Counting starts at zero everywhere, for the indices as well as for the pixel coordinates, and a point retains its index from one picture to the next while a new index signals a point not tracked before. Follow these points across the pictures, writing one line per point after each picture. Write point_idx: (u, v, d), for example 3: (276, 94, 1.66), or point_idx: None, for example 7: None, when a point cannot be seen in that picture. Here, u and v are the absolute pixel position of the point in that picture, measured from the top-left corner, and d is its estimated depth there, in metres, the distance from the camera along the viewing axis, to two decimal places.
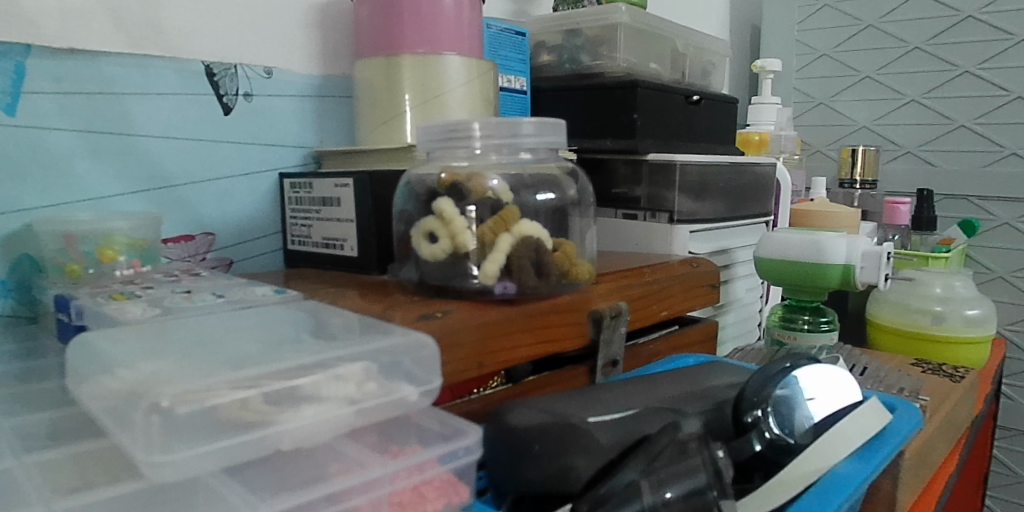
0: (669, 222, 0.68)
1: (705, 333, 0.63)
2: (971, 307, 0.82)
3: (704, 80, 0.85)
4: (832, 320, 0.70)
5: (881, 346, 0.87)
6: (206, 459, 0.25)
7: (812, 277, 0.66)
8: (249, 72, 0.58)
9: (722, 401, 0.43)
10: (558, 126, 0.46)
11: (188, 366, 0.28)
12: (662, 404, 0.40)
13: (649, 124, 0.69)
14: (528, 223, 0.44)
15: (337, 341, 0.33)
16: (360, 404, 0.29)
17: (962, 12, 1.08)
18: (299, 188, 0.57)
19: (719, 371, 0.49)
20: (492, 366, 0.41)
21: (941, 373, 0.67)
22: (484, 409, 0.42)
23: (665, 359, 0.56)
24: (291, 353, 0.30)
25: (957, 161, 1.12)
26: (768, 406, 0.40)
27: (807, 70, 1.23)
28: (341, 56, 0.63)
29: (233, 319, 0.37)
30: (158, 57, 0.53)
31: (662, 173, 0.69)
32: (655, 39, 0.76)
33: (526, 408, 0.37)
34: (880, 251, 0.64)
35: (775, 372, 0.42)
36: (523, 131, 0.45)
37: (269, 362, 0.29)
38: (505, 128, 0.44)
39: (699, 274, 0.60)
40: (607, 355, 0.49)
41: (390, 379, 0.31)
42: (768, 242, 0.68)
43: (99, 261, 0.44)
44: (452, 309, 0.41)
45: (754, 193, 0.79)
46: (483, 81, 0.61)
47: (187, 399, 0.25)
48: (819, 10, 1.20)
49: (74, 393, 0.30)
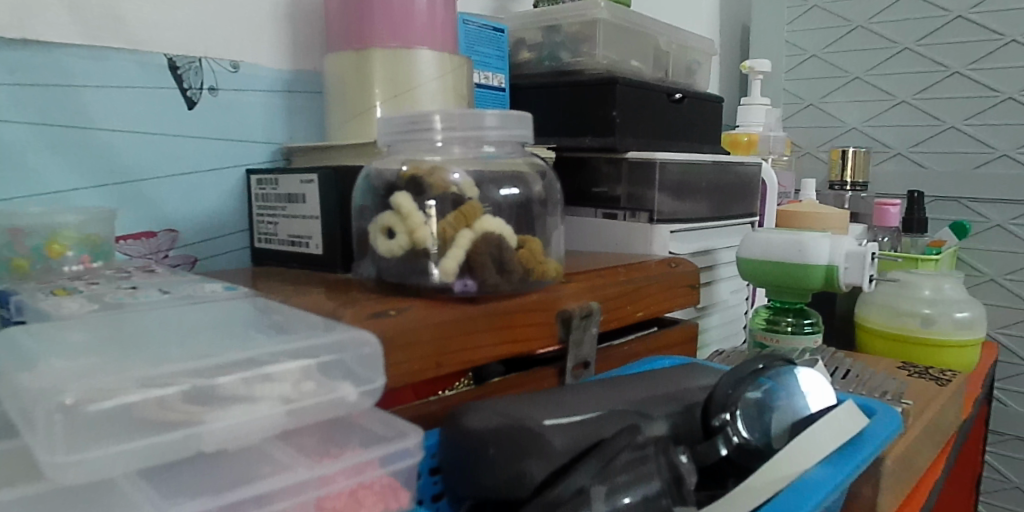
0: (649, 222, 0.67)
1: (684, 334, 0.61)
2: (961, 309, 0.81)
3: (689, 79, 0.84)
4: (816, 322, 0.68)
5: (868, 349, 0.85)
6: (116, 460, 0.24)
7: (795, 278, 0.65)
8: (215, 65, 0.56)
9: (692, 403, 0.42)
10: (523, 119, 0.44)
11: (109, 363, 0.27)
12: (627, 406, 0.39)
13: (628, 122, 0.68)
14: (492, 219, 0.43)
15: (276, 338, 0.31)
16: (294, 404, 0.28)
17: (952, 12, 1.07)
18: (265, 184, 0.56)
19: (692, 373, 0.47)
20: (451, 366, 0.39)
21: (927, 376, 0.66)
22: (443, 411, 0.41)
23: (641, 361, 0.54)
24: (224, 350, 0.29)
25: (949, 162, 1.10)
26: (737, 409, 0.38)
27: (797, 71, 1.22)
28: (312, 50, 0.62)
29: (175, 314, 0.35)
30: (117, 49, 0.51)
31: (642, 172, 0.67)
32: (637, 36, 0.75)
33: (482, 410, 0.36)
34: (864, 251, 0.63)
35: (749, 373, 0.41)
36: (487, 124, 0.43)
37: (197, 359, 0.27)
38: (468, 120, 0.43)
39: (676, 274, 0.59)
40: (576, 356, 0.47)
41: (329, 377, 0.30)
42: (750, 242, 0.67)
43: (46, 256, 0.43)
44: (409, 307, 0.39)
45: (739, 193, 0.78)
46: (456, 76, 0.60)
47: (97, 397, 0.24)
48: (809, 11, 1.19)
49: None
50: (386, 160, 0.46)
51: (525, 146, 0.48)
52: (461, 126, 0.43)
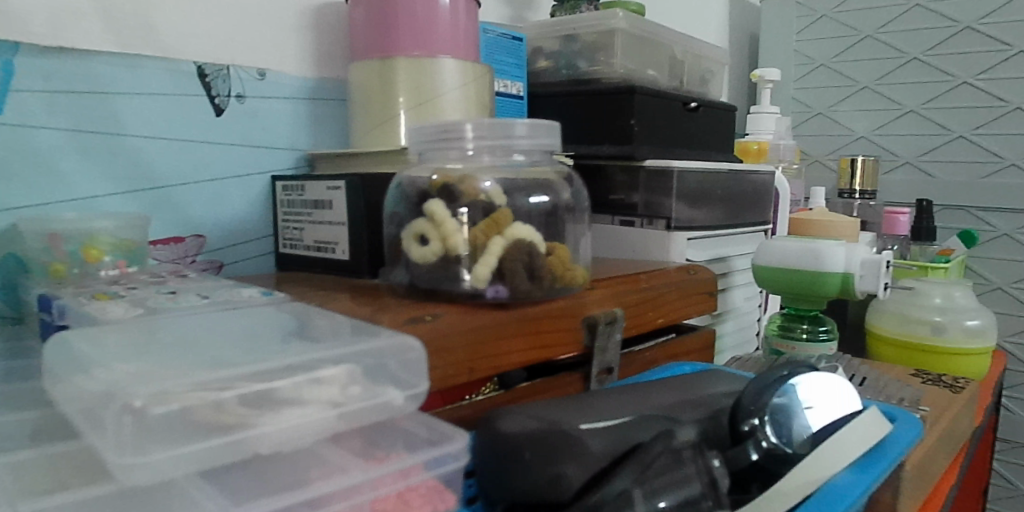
0: (666, 229, 0.68)
1: (703, 341, 0.62)
2: (971, 317, 0.81)
3: (703, 87, 0.85)
4: (831, 330, 0.69)
5: (880, 357, 0.86)
6: (179, 462, 0.24)
7: (811, 286, 0.65)
8: (242, 73, 0.57)
9: (719, 409, 0.42)
10: (552, 128, 0.45)
11: (165, 367, 0.28)
12: (657, 411, 0.39)
13: (646, 131, 0.69)
14: (522, 226, 0.44)
15: (321, 343, 0.32)
16: (343, 408, 0.29)
17: (960, 23, 1.08)
18: (291, 190, 0.57)
19: (715, 380, 0.48)
20: (483, 371, 0.40)
21: (940, 384, 0.66)
22: (475, 415, 0.41)
23: (661, 367, 0.55)
24: (273, 355, 0.29)
25: (957, 172, 1.11)
26: (766, 414, 0.39)
27: (805, 80, 1.23)
28: (336, 58, 0.63)
29: (217, 319, 0.36)
30: (149, 57, 0.52)
31: (659, 180, 0.68)
32: (653, 46, 0.76)
33: (516, 414, 0.36)
34: (879, 259, 0.63)
35: (775, 379, 0.41)
36: (517, 133, 0.44)
37: (250, 363, 0.28)
38: (498, 129, 0.43)
39: (695, 281, 0.60)
40: (601, 362, 0.48)
41: (375, 382, 0.30)
42: (766, 250, 0.68)
43: (83, 261, 0.44)
44: (442, 313, 0.40)
45: (753, 201, 0.79)
46: (478, 85, 0.61)
47: (161, 400, 0.25)
48: (818, 21, 1.20)
49: (50, 394, 0.30)
50: (416, 169, 0.46)
51: (551, 155, 0.49)
52: (491, 135, 0.43)
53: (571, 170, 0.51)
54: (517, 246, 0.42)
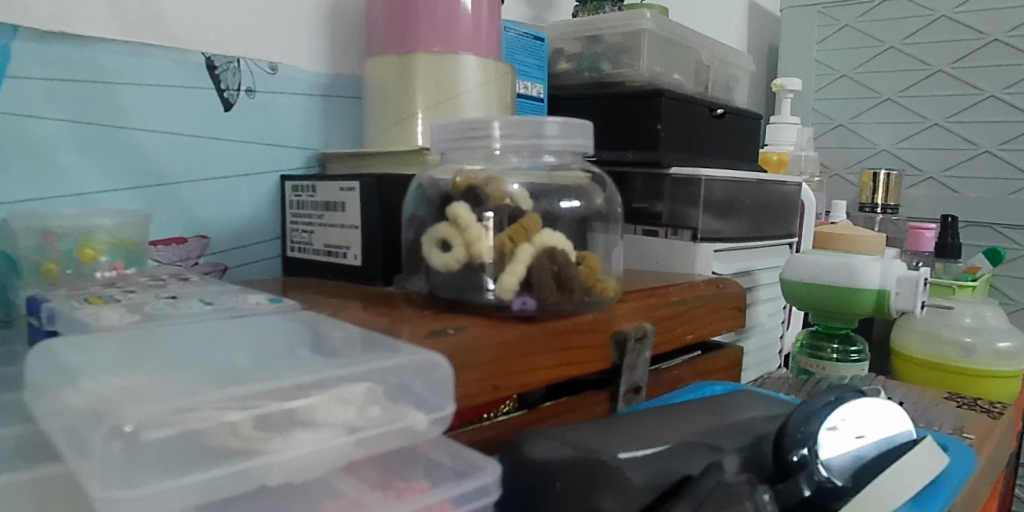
0: (692, 240, 0.65)
1: (730, 359, 0.59)
2: (1003, 339, 0.78)
3: (727, 95, 0.82)
4: (863, 350, 0.66)
5: (906, 377, 0.82)
6: (178, 496, 0.21)
7: (843, 303, 0.62)
8: (253, 66, 0.54)
9: (761, 436, 0.39)
10: (585, 127, 0.42)
11: (163, 383, 0.24)
12: (697, 438, 0.36)
13: (672, 137, 0.65)
14: (551, 233, 0.41)
15: (336, 358, 0.29)
16: (361, 433, 0.25)
17: (988, 35, 1.05)
18: (301, 191, 0.54)
19: (752, 403, 0.45)
20: (508, 390, 0.37)
21: (978, 408, 0.63)
22: (497, 437, 0.38)
23: (689, 386, 0.52)
24: (284, 371, 0.26)
25: (982, 188, 1.08)
26: (815, 444, 0.36)
27: (826, 91, 1.20)
28: (351, 54, 0.60)
29: (222, 328, 0.33)
30: (155, 46, 0.49)
31: (685, 189, 0.65)
32: (679, 49, 0.73)
33: (546, 439, 0.33)
34: (917, 276, 0.60)
35: (822, 405, 0.38)
36: (548, 132, 0.40)
37: (261, 380, 0.25)
38: (527, 128, 0.40)
39: (725, 295, 0.57)
40: (629, 380, 0.45)
41: (396, 403, 0.27)
42: (796, 264, 0.64)
43: (78, 261, 0.41)
44: (466, 325, 0.37)
45: (779, 213, 0.76)
46: (498, 84, 0.58)
47: (157, 421, 0.21)
48: (840, 31, 1.17)
49: (33, 410, 0.26)
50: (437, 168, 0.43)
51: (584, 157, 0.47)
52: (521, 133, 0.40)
53: (602, 172, 0.49)
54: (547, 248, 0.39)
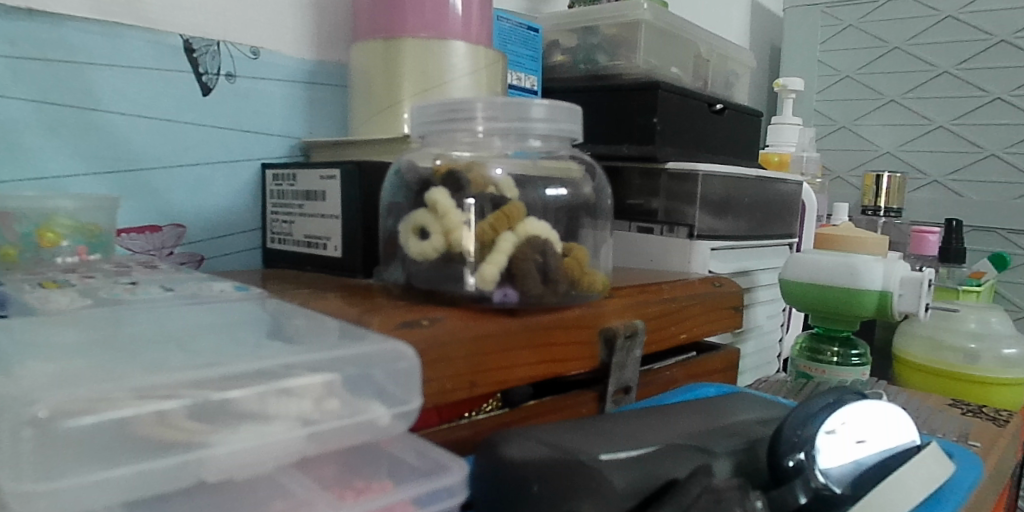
0: (688, 238, 0.63)
1: (726, 361, 0.56)
2: (1009, 345, 0.75)
3: (727, 92, 0.80)
4: (864, 354, 0.63)
5: (908, 383, 0.80)
6: (100, 491, 0.20)
7: (843, 304, 0.60)
8: (234, 50, 0.52)
9: (755, 440, 0.37)
10: (573, 112, 0.40)
11: (98, 368, 0.23)
12: (686, 440, 0.34)
13: (669, 131, 0.63)
14: (535, 222, 0.39)
15: (294, 346, 0.27)
16: (314, 426, 0.24)
17: (995, 36, 1.03)
18: (281, 180, 0.52)
19: (745, 406, 0.43)
20: (485, 387, 0.35)
21: (983, 415, 0.61)
22: (474, 436, 0.36)
23: (682, 388, 0.50)
24: (233, 357, 0.24)
25: (987, 192, 1.06)
26: (811, 448, 0.33)
27: (828, 92, 1.18)
28: (337, 40, 0.58)
29: (178, 313, 0.31)
30: (129, 26, 0.47)
31: (682, 185, 0.63)
32: (678, 43, 0.71)
33: (523, 439, 0.31)
34: (921, 278, 0.58)
35: (819, 407, 0.36)
36: (533, 115, 0.38)
37: (203, 367, 0.23)
38: (511, 110, 0.38)
39: (721, 294, 0.55)
40: (618, 380, 0.43)
41: (357, 396, 0.25)
42: (795, 263, 0.62)
43: (37, 246, 0.39)
44: (442, 317, 0.35)
45: (779, 212, 0.74)
46: (489, 72, 0.56)
47: (78, 410, 0.20)
48: (843, 31, 1.15)
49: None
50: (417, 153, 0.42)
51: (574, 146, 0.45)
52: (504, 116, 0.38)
53: (593, 161, 0.47)
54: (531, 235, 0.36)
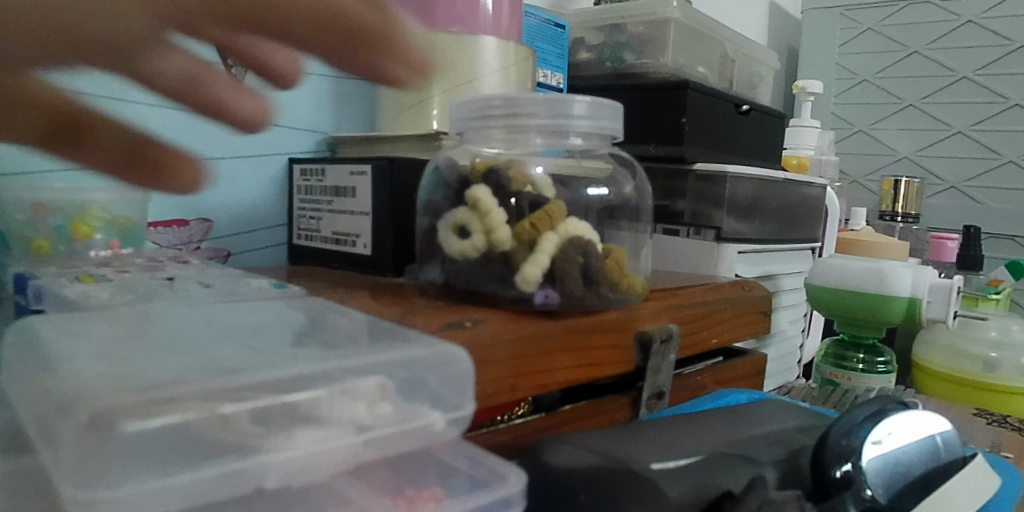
0: (715, 240, 0.62)
1: (753, 367, 0.56)
2: None
3: (750, 93, 0.79)
4: (890, 362, 0.62)
5: (929, 392, 0.79)
6: (159, 497, 0.19)
7: (872, 311, 0.59)
8: None
9: (798, 449, 0.36)
10: (614, 108, 0.39)
11: (152, 370, 0.22)
12: (732, 448, 0.33)
13: (697, 131, 0.63)
14: (576, 222, 0.38)
15: (342, 348, 0.26)
16: (369, 433, 0.23)
17: (1015, 41, 1.03)
18: (310, 175, 0.51)
19: (781, 414, 0.42)
20: (526, 390, 0.35)
21: (1009, 426, 0.60)
22: (514, 442, 0.35)
23: (712, 394, 0.49)
24: (287, 360, 0.24)
25: (1005, 199, 1.06)
26: (858, 458, 0.33)
27: (846, 96, 1.17)
28: None
29: (218, 308, 0.30)
30: None
31: (709, 186, 0.63)
32: (705, 43, 0.70)
33: (568, 445, 0.31)
34: (950, 285, 0.59)
35: (864, 417, 0.36)
36: (575, 112, 0.38)
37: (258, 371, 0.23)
38: (554, 107, 0.38)
39: (751, 299, 0.54)
40: (653, 385, 0.43)
41: (411, 401, 0.25)
42: (822, 268, 0.62)
43: (71, 238, 0.38)
44: (483, 319, 0.35)
45: (802, 216, 0.73)
46: (519, 69, 0.55)
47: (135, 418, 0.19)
48: (862, 34, 1.15)
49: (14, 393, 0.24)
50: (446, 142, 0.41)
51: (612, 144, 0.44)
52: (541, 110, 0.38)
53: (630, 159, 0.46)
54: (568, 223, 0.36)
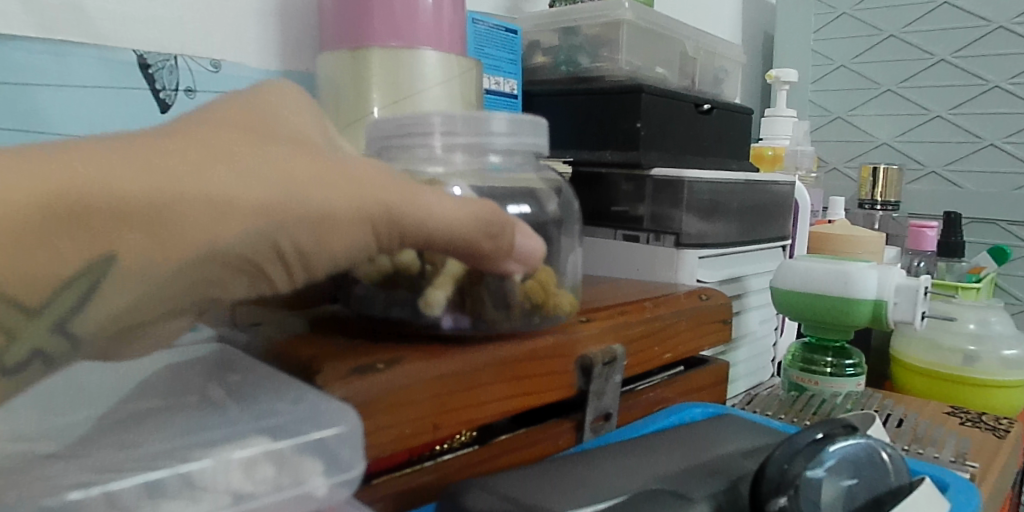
0: (675, 246, 0.61)
1: (716, 376, 0.54)
2: (1009, 346, 0.73)
3: (715, 88, 0.78)
4: (859, 364, 0.60)
5: (911, 390, 0.77)
6: None
7: (836, 314, 0.58)
8: (192, 64, 0.50)
9: (738, 477, 0.35)
10: (536, 126, 0.39)
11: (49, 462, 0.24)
12: (659, 484, 0.33)
13: (654, 136, 0.62)
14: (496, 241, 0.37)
15: (236, 423, 0.27)
16: (246, 503, 0.24)
17: (993, 22, 1.01)
18: None
19: (732, 433, 0.41)
20: (451, 427, 0.33)
21: (982, 425, 0.59)
22: (440, 482, 0.34)
23: (668, 410, 0.48)
24: (173, 441, 0.26)
25: (986, 183, 1.03)
26: (795, 491, 0.32)
27: (823, 82, 1.15)
28: (304, 49, 0.56)
29: (136, 381, 0.32)
30: (77, 43, 0.45)
31: (668, 191, 0.61)
32: (663, 42, 0.68)
33: (484, 492, 0.31)
34: (916, 284, 0.56)
35: (812, 440, 0.34)
36: (495, 129, 0.37)
37: (139, 456, 0.25)
38: (474, 124, 0.37)
39: (709, 308, 0.52)
40: (597, 408, 0.41)
41: (299, 467, 0.26)
42: (786, 271, 0.60)
43: None
44: (403, 357, 0.33)
45: (771, 213, 0.72)
46: (463, 80, 0.54)
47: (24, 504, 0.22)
48: (837, 19, 1.13)
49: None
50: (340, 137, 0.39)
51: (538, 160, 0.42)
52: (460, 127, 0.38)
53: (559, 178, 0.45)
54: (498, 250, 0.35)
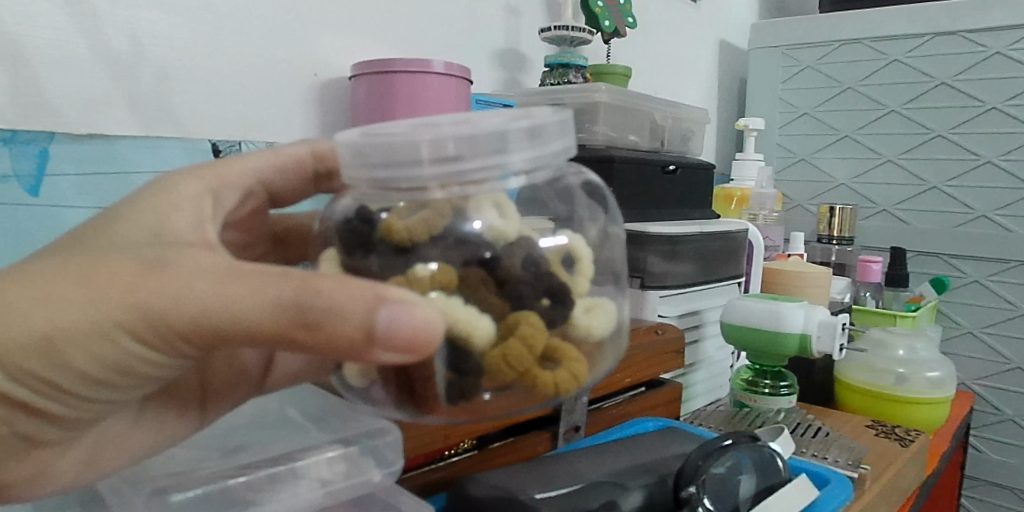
0: (640, 287, 0.75)
1: (670, 395, 0.67)
2: (932, 369, 0.86)
3: (683, 146, 0.91)
4: (792, 384, 0.74)
5: (851, 407, 0.90)
6: None
7: (770, 345, 0.71)
8: (252, 147, 0.63)
9: (665, 473, 0.48)
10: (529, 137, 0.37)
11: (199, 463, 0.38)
12: (608, 477, 0.46)
13: (625, 196, 0.76)
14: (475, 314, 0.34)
15: (313, 438, 0.41)
16: (329, 486, 0.38)
17: (936, 78, 1.13)
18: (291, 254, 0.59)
19: (671, 440, 0.54)
20: (458, 436, 0.46)
21: (893, 435, 0.71)
22: (450, 476, 0.47)
23: (626, 423, 0.61)
24: (276, 451, 0.39)
25: (931, 220, 1.16)
26: (701, 483, 0.44)
27: (789, 127, 1.28)
28: (338, 129, 0.70)
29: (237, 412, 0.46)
30: (169, 137, 0.58)
31: (636, 241, 0.75)
32: (634, 113, 0.82)
33: (482, 481, 0.44)
34: (834, 321, 0.69)
35: (719, 445, 0.47)
36: (512, 150, 0.36)
37: (254, 459, 0.38)
38: (491, 143, 0.35)
39: (663, 342, 0.65)
40: (568, 421, 0.54)
41: (360, 463, 0.40)
42: (732, 308, 0.73)
43: None
44: None
45: (727, 256, 0.84)
46: None
47: (195, 485, 0.36)
48: (802, 71, 1.26)
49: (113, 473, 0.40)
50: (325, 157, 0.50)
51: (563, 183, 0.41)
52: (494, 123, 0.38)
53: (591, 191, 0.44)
54: (521, 299, 0.35)
